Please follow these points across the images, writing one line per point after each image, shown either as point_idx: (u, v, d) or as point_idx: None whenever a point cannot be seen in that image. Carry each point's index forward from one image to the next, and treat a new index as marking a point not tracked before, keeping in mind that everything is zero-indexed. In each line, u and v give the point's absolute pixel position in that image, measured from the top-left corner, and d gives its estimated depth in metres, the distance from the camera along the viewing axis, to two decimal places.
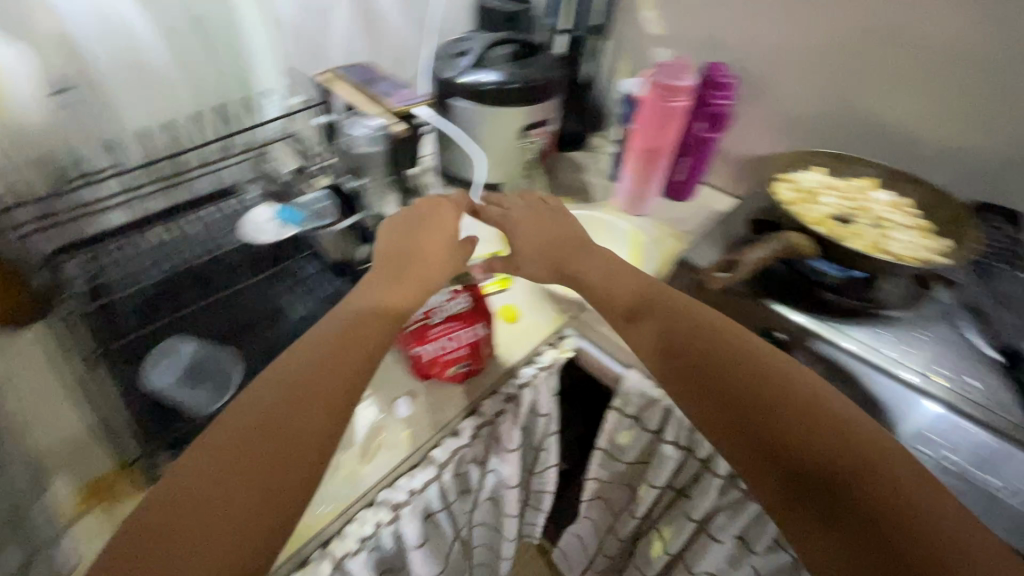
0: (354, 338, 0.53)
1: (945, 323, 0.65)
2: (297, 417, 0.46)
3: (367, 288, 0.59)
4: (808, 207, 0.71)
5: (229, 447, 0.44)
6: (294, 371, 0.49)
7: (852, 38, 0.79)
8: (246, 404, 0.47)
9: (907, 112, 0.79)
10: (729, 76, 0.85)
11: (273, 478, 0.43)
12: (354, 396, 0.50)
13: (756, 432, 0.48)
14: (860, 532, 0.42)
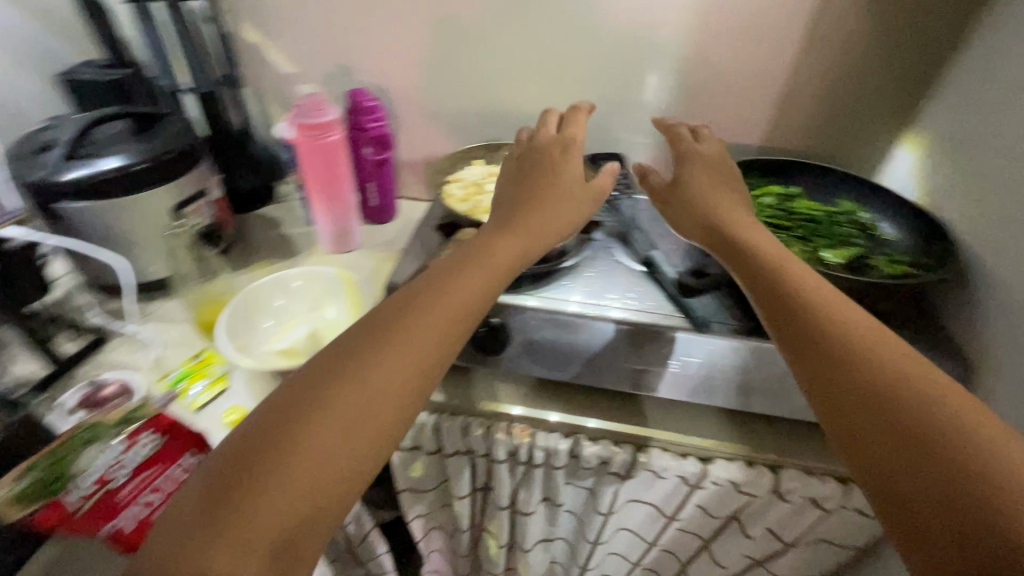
0: (421, 336, 0.44)
1: (599, 256, 0.80)
2: (366, 416, 0.40)
3: (457, 278, 0.50)
4: (477, 200, 0.78)
5: (303, 422, 0.39)
6: (373, 357, 0.43)
7: (454, 44, 0.89)
8: (382, 380, 0.41)
9: (524, 94, 0.93)
10: (373, 99, 0.89)
11: (302, 473, 0.37)
12: (396, 404, 0.42)
13: (776, 306, 0.49)
14: (864, 386, 0.41)
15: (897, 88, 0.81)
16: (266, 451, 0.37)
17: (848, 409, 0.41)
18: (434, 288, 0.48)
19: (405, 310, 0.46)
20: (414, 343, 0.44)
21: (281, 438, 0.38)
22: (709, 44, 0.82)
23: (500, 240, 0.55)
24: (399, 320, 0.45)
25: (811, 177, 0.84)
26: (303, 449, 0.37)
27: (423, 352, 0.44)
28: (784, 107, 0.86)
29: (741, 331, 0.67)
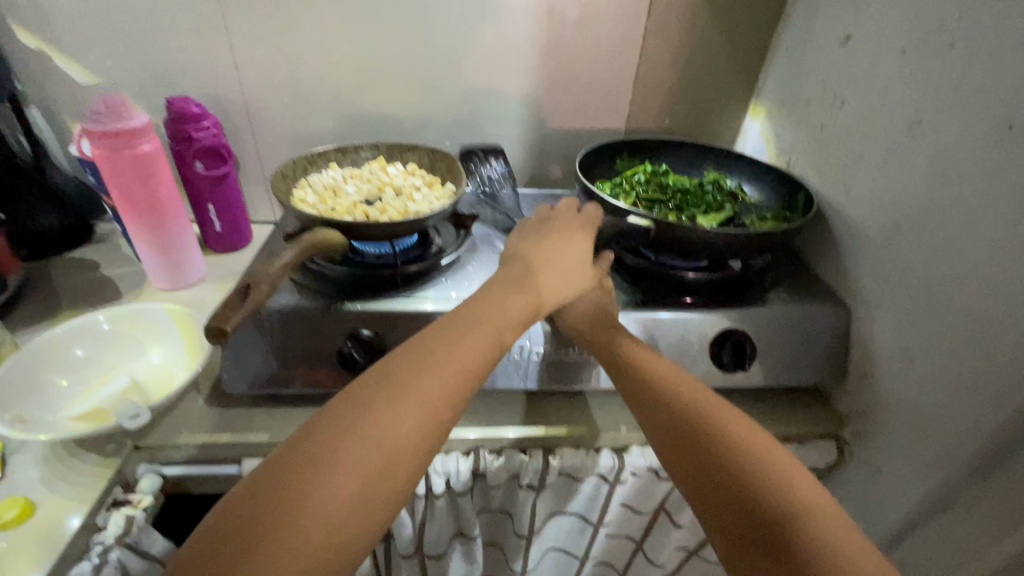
0: (435, 380, 0.41)
1: (480, 251, 0.74)
2: (383, 468, 0.36)
3: (459, 331, 0.45)
4: (331, 203, 0.69)
5: (309, 476, 0.34)
6: (390, 402, 0.38)
7: (288, 40, 0.80)
8: (375, 447, 0.36)
9: (377, 95, 0.86)
10: (198, 105, 0.77)
11: (298, 544, 0.32)
12: (396, 477, 0.36)
13: (665, 437, 0.46)
14: (757, 520, 0.39)
15: (735, 62, 0.85)
16: (267, 519, 0.32)
17: (745, 542, 0.39)
18: (443, 343, 0.44)
19: (416, 359, 0.42)
20: (426, 388, 0.40)
21: (276, 511, 0.33)
22: (559, 28, 0.81)
23: (518, 294, 0.52)
24: (408, 370, 0.41)
25: (676, 154, 0.85)
26: (309, 507, 0.33)
27: (438, 398, 0.40)
28: (640, 87, 0.87)
29: (634, 305, 0.64)
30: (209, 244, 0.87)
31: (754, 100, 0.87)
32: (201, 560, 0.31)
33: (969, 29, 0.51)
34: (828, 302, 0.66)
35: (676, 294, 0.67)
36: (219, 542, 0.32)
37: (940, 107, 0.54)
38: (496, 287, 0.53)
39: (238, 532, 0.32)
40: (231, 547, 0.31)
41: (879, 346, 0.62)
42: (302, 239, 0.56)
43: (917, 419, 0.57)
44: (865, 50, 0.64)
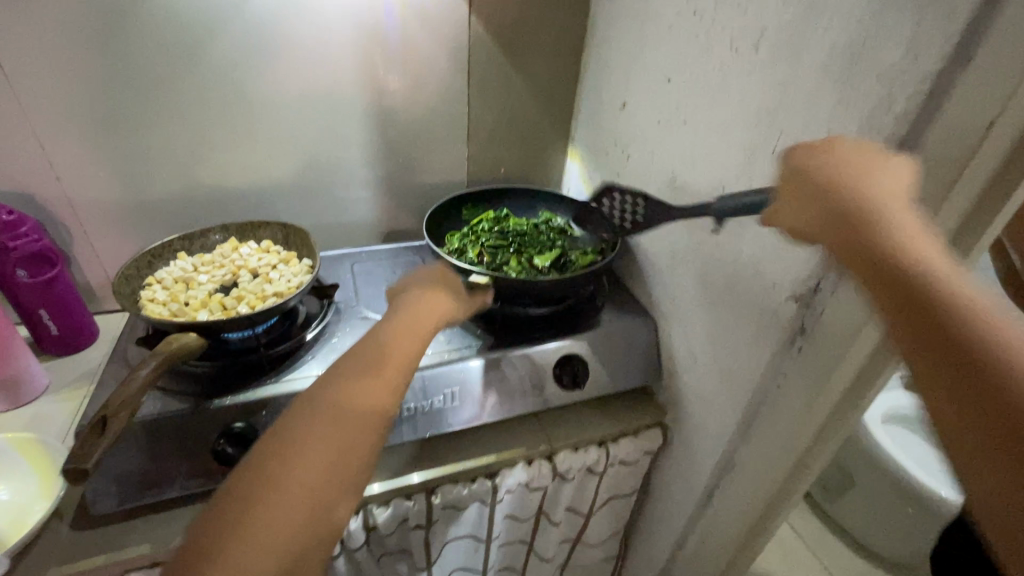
0: (377, 378, 0.46)
1: (343, 318, 0.79)
2: (347, 437, 0.41)
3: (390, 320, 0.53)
4: (184, 298, 0.69)
5: (292, 439, 0.40)
6: (342, 401, 0.43)
7: (108, 127, 0.77)
8: (346, 406, 0.43)
9: (216, 174, 0.86)
10: (11, 211, 0.72)
11: (296, 486, 0.38)
12: (365, 424, 0.43)
13: (899, 300, 0.35)
14: (945, 357, 0.32)
15: (551, 115, 0.99)
16: (263, 477, 0.38)
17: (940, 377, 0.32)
18: (375, 347, 0.49)
19: (357, 362, 0.47)
20: (367, 386, 0.45)
21: (270, 468, 0.38)
22: (392, 95, 0.88)
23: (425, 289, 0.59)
24: (353, 375, 0.45)
25: (513, 197, 0.97)
26: (297, 459, 0.39)
27: (379, 391, 0.45)
28: (474, 141, 0.97)
29: (487, 349, 0.75)
30: (45, 348, 0.81)
31: (571, 146, 1.02)
32: (206, 525, 0.36)
33: (694, 109, 0.66)
34: (639, 318, 0.82)
35: (522, 333, 0.79)
36: (222, 506, 0.37)
37: (686, 168, 0.69)
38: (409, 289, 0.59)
39: (239, 489, 0.37)
40: (236, 502, 0.37)
41: (677, 350, 0.78)
42: (164, 347, 0.57)
43: (706, 405, 0.74)
44: (637, 115, 0.79)
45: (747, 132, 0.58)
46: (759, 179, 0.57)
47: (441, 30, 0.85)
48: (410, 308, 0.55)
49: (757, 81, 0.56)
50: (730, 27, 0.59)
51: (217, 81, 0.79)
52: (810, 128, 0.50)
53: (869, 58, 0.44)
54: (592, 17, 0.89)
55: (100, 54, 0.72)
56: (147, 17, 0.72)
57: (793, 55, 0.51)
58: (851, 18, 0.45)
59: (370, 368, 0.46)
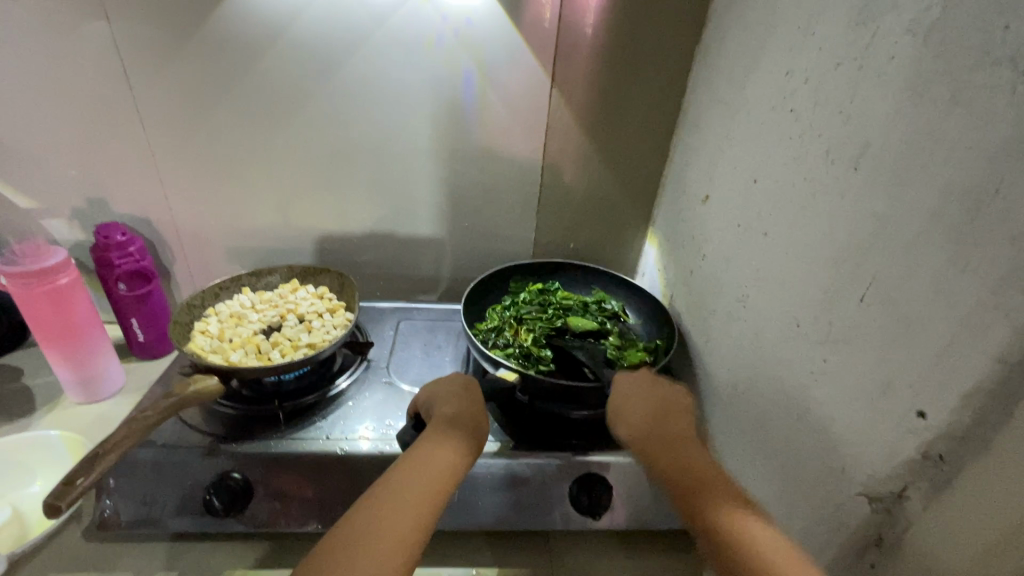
0: (426, 484, 0.50)
1: (370, 378, 0.78)
2: (407, 522, 0.46)
3: (441, 428, 0.57)
4: (228, 334, 0.74)
5: (361, 521, 0.45)
6: (403, 495, 0.48)
7: (213, 168, 0.86)
8: (404, 496, 0.48)
9: (297, 219, 0.92)
10: (125, 233, 0.83)
11: (367, 563, 0.42)
12: (421, 514, 0.47)
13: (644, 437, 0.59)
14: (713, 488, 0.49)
15: (631, 196, 0.91)
16: (336, 554, 0.43)
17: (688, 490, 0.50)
18: (429, 448, 0.53)
19: (413, 463, 0.51)
20: (425, 485, 0.49)
21: (344, 547, 0.43)
22: (466, 160, 0.88)
23: (466, 398, 0.62)
24: (413, 468, 0.51)
25: (573, 275, 0.90)
26: (364, 539, 0.44)
27: (435, 485, 0.50)
28: (544, 212, 0.93)
29: (501, 448, 0.67)
30: (132, 351, 0.91)
31: (651, 228, 0.94)
32: None
33: (775, 221, 0.55)
34: None
35: (547, 435, 0.70)
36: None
37: (758, 287, 0.58)
38: (451, 394, 0.63)
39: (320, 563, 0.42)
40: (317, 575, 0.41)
41: None
42: (185, 390, 0.61)
43: None
44: (716, 213, 0.69)
45: (831, 265, 0.46)
46: (838, 328, 0.44)
47: (521, 103, 0.83)
48: (455, 417, 0.59)
49: (850, 207, 0.44)
50: (826, 133, 0.48)
51: (307, 135, 0.85)
52: (910, 284, 0.37)
53: (999, 213, 0.31)
54: (688, 97, 0.82)
55: (215, 106, 0.81)
56: (257, 78, 0.79)
57: (897, 185, 0.39)
58: (979, 154, 0.33)
59: (422, 471, 0.51)
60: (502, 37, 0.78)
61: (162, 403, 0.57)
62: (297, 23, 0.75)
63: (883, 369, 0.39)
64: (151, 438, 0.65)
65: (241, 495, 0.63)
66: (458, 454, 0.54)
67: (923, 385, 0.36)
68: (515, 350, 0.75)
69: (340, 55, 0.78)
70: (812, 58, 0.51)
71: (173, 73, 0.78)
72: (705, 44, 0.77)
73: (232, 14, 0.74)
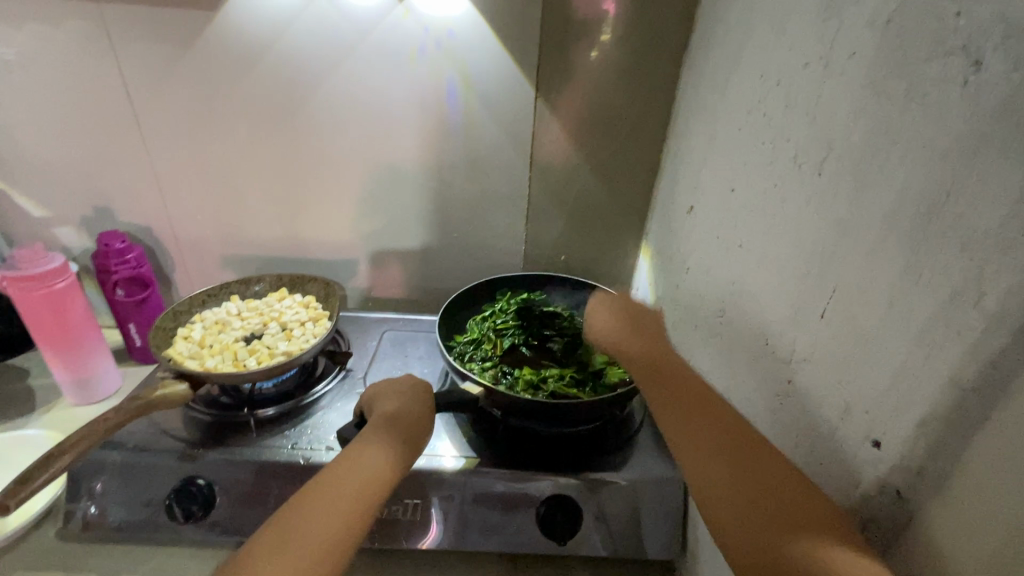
0: (358, 476, 0.49)
1: (347, 389, 0.77)
2: (334, 512, 0.46)
3: (379, 423, 0.56)
4: (209, 340, 0.75)
5: (288, 511, 0.45)
6: (332, 498, 0.47)
7: (209, 178, 0.88)
8: (334, 486, 0.48)
9: (290, 229, 0.94)
10: (124, 241, 0.86)
11: (290, 551, 0.42)
12: (351, 504, 0.47)
13: (720, 437, 0.40)
14: (779, 515, 0.34)
15: (622, 208, 0.89)
16: (261, 543, 0.43)
17: (746, 508, 0.36)
18: (364, 444, 0.53)
19: (345, 463, 0.50)
20: (355, 487, 0.48)
21: (269, 536, 0.43)
22: (454, 170, 0.88)
23: (407, 394, 0.61)
24: (346, 462, 0.50)
25: (562, 287, 0.87)
26: (289, 527, 0.44)
27: (368, 478, 0.49)
28: (534, 224, 0.91)
29: (468, 464, 0.65)
30: (131, 355, 0.94)
31: (644, 241, 0.91)
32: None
33: (749, 231, 0.52)
34: (669, 468, 0.66)
35: (519, 452, 0.68)
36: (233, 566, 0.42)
37: (733, 301, 0.54)
38: (393, 390, 0.62)
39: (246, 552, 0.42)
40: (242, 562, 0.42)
41: (703, 523, 0.61)
42: (152, 394, 0.61)
43: None
44: (698, 223, 0.66)
45: (795, 279, 0.42)
46: (802, 346, 0.41)
47: (507, 113, 0.83)
48: (394, 412, 0.58)
49: (814, 215, 0.41)
50: (794, 138, 0.45)
51: (298, 146, 0.86)
52: (867, 298, 0.34)
53: (952, 217, 0.28)
54: (677, 106, 0.79)
55: (209, 117, 0.83)
56: (249, 91, 0.81)
57: (856, 191, 0.36)
58: (932, 153, 0.30)
59: (353, 464, 0.50)
60: (486, 48, 0.78)
61: (128, 404, 0.58)
62: (285, 35, 0.77)
63: (842, 392, 0.36)
64: (122, 441, 0.66)
65: (200, 501, 0.62)
66: (394, 448, 0.53)
67: (879, 410, 0.32)
68: (490, 364, 0.73)
69: (328, 67, 0.79)
70: (784, 59, 0.48)
71: (171, 85, 0.80)
72: (693, 52, 0.75)
73: (224, 28, 0.77)
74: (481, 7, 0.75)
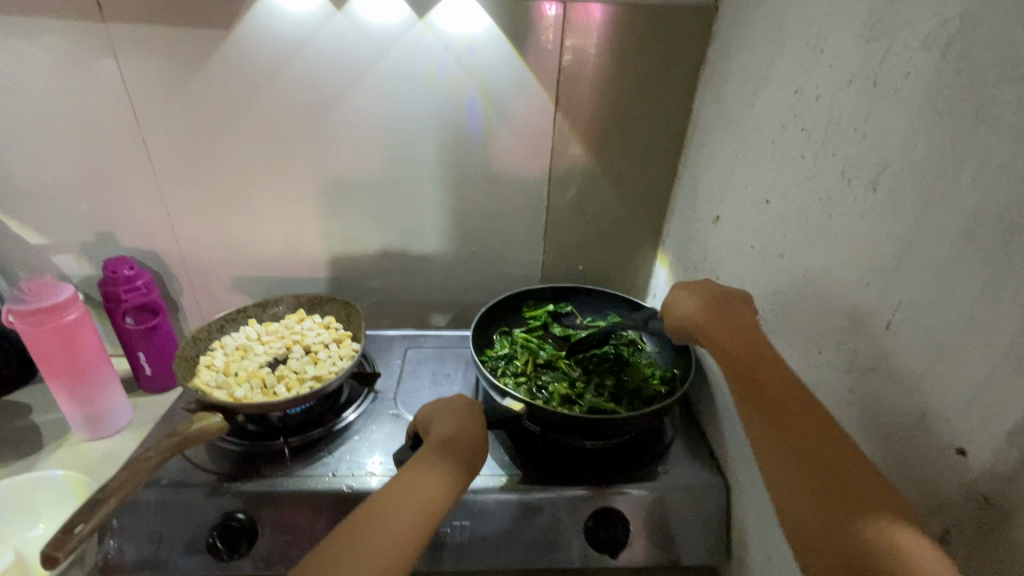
0: (417, 504, 0.48)
1: (377, 410, 0.76)
2: (393, 543, 0.45)
3: (437, 446, 0.55)
4: (234, 367, 0.73)
5: (347, 538, 0.45)
6: (385, 520, 0.46)
7: (219, 200, 0.86)
8: (393, 512, 0.47)
9: (304, 249, 0.92)
10: (132, 267, 0.83)
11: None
12: (409, 534, 0.46)
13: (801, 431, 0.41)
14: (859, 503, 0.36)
15: (639, 217, 0.90)
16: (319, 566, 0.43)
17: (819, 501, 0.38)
18: (423, 468, 0.52)
19: (403, 487, 0.50)
20: (409, 511, 0.48)
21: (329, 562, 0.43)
22: (472, 185, 0.87)
23: (466, 416, 0.60)
24: (405, 486, 0.50)
25: (585, 299, 0.88)
26: (349, 556, 0.43)
27: (426, 506, 0.49)
28: (552, 235, 0.92)
29: (513, 482, 0.65)
30: (141, 385, 0.90)
31: (661, 249, 0.92)
32: None
33: (790, 243, 0.53)
34: (709, 474, 0.67)
35: (560, 466, 0.68)
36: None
37: (775, 311, 0.56)
38: (450, 410, 0.61)
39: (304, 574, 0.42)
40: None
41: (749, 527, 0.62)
42: (189, 427, 0.59)
43: None
44: (727, 233, 0.67)
45: (853, 291, 0.44)
46: (866, 355, 0.42)
47: (525, 127, 0.83)
48: (452, 434, 0.57)
49: (871, 229, 0.42)
50: (840, 153, 0.46)
51: (313, 165, 0.85)
52: (942, 310, 0.35)
53: None
54: (693, 117, 0.81)
55: (221, 138, 0.81)
56: (262, 111, 0.80)
57: (922, 207, 0.37)
58: (1010, 174, 0.31)
59: (412, 490, 0.49)
60: (505, 63, 0.78)
61: (168, 440, 0.57)
62: (302, 53, 0.76)
63: (917, 401, 0.37)
64: (155, 478, 0.64)
65: (244, 536, 0.62)
66: (453, 473, 0.53)
67: (964, 418, 0.34)
68: (524, 379, 0.73)
69: (345, 85, 0.78)
70: (822, 76, 0.49)
71: (179, 105, 0.78)
72: (709, 64, 0.76)
73: (237, 47, 0.75)
74: (499, 22, 0.75)
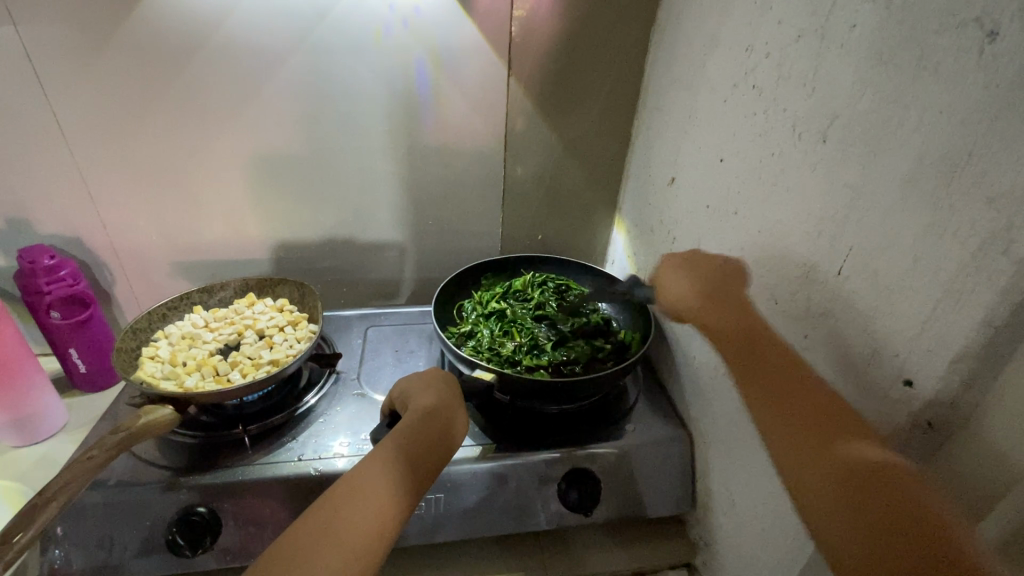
0: (396, 475, 0.48)
1: (340, 392, 0.74)
2: (375, 513, 0.45)
3: (416, 419, 0.54)
4: (181, 357, 0.68)
5: (326, 510, 0.44)
6: (365, 494, 0.46)
7: (150, 178, 0.79)
8: (371, 484, 0.46)
9: (249, 229, 0.87)
10: (53, 256, 0.75)
11: (332, 551, 0.42)
12: (390, 502, 0.46)
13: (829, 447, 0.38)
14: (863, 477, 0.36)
15: (595, 185, 0.91)
16: (302, 540, 0.42)
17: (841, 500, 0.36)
18: (402, 439, 0.51)
19: (381, 459, 0.49)
20: (388, 485, 0.47)
21: (310, 537, 0.42)
22: (426, 155, 0.85)
23: (443, 389, 0.59)
24: (383, 459, 0.49)
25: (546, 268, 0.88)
26: (329, 529, 0.43)
27: (406, 477, 0.48)
28: (511, 206, 0.91)
29: (484, 451, 0.65)
30: (75, 385, 0.83)
31: (617, 215, 0.93)
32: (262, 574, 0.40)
33: (745, 200, 0.55)
34: (673, 429, 0.70)
35: (531, 433, 0.68)
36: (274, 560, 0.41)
37: None
38: (427, 383, 0.60)
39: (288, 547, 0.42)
40: (284, 558, 0.41)
41: (712, 474, 0.66)
42: (135, 422, 0.56)
43: (741, 554, 0.60)
44: (682, 195, 0.69)
45: (807, 241, 0.46)
46: (820, 302, 0.44)
47: (477, 94, 0.81)
48: (431, 406, 0.56)
49: (821, 180, 0.44)
50: (790, 108, 0.47)
51: (252, 138, 0.79)
52: (890, 253, 0.38)
53: (975, 174, 0.31)
54: (645, 82, 0.81)
55: (146, 110, 0.74)
56: (191, 81, 0.73)
57: (868, 156, 0.39)
58: (950, 119, 0.33)
59: (390, 461, 0.49)
60: (452, 27, 0.75)
61: (115, 436, 0.53)
62: (229, 21, 0.70)
63: (870, 340, 0.39)
64: (102, 478, 0.60)
65: (207, 530, 0.59)
66: (432, 443, 0.52)
67: (911, 350, 0.36)
68: (491, 352, 0.73)
69: (282, 52, 0.73)
70: (771, 33, 0.50)
71: (94, 76, 0.71)
72: (659, 27, 0.76)
73: (155, 9, 0.68)
74: None
